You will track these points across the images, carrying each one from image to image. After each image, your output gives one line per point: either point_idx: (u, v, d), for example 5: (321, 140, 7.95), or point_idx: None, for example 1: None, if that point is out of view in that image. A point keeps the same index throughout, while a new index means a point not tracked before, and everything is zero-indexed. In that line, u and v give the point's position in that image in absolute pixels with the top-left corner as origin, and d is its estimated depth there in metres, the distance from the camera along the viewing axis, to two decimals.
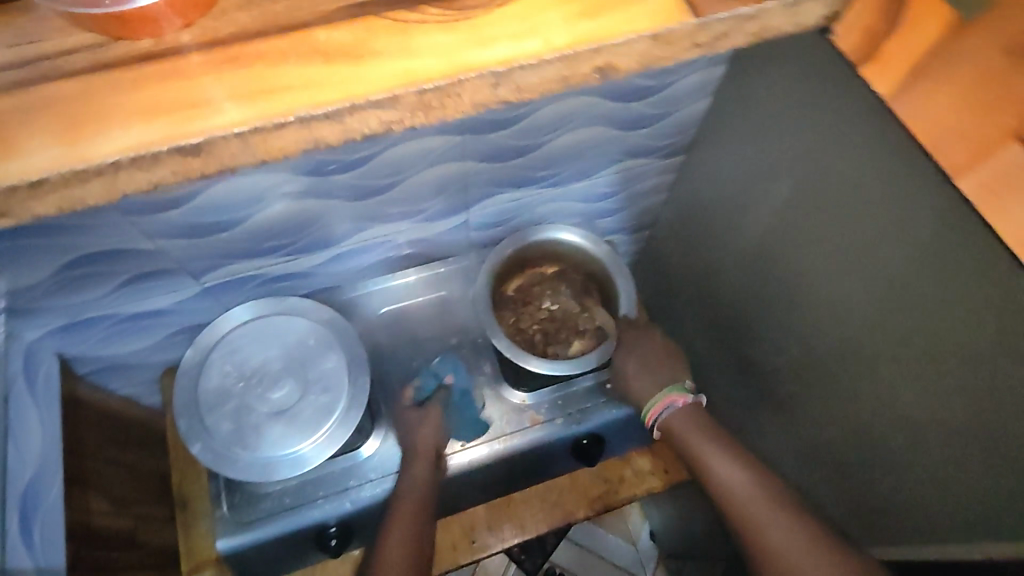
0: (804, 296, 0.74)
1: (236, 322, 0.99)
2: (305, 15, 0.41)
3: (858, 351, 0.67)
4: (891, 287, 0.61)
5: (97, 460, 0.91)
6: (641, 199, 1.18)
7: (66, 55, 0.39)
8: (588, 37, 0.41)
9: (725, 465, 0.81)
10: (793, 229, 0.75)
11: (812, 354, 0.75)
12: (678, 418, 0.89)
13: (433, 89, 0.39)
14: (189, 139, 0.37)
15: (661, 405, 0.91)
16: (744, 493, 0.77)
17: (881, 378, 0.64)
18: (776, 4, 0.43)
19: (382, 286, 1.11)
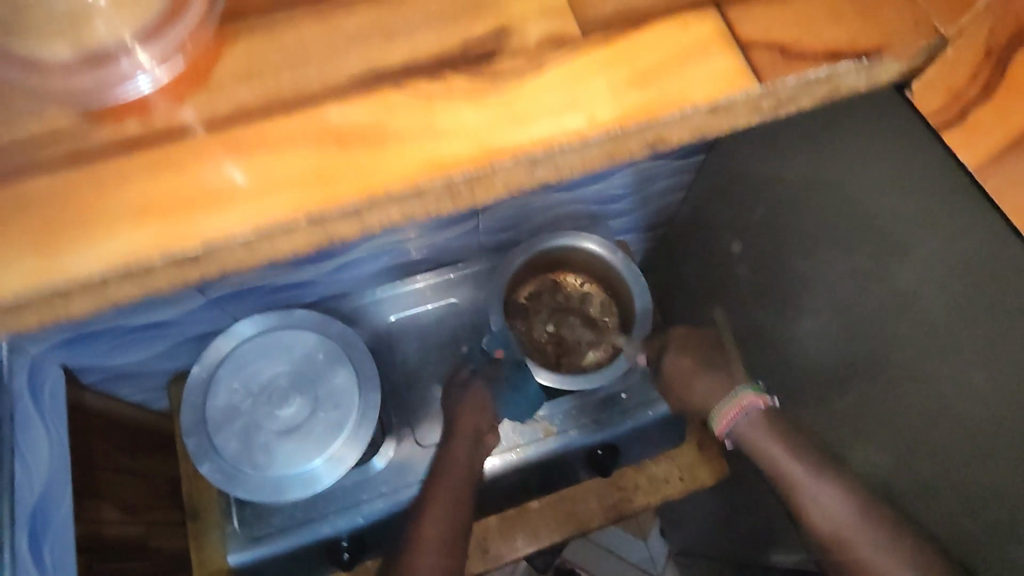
0: (808, 339, 0.60)
1: (239, 338, 0.85)
2: (315, 88, 0.35)
3: (848, 392, 0.55)
4: (911, 334, 0.47)
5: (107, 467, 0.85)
6: (659, 198, 0.98)
7: (43, 143, 0.34)
8: (637, 111, 0.36)
9: (808, 476, 0.57)
10: (796, 251, 0.60)
11: (824, 404, 0.60)
12: (752, 428, 0.61)
13: (462, 180, 0.35)
14: (188, 249, 0.32)
15: (732, 411, 0.62)
16: (843, 519, 0.54)
17: (892, 445, 0.50)
18: (851, 65, 0.38)
19: (391, 292, 0.95)
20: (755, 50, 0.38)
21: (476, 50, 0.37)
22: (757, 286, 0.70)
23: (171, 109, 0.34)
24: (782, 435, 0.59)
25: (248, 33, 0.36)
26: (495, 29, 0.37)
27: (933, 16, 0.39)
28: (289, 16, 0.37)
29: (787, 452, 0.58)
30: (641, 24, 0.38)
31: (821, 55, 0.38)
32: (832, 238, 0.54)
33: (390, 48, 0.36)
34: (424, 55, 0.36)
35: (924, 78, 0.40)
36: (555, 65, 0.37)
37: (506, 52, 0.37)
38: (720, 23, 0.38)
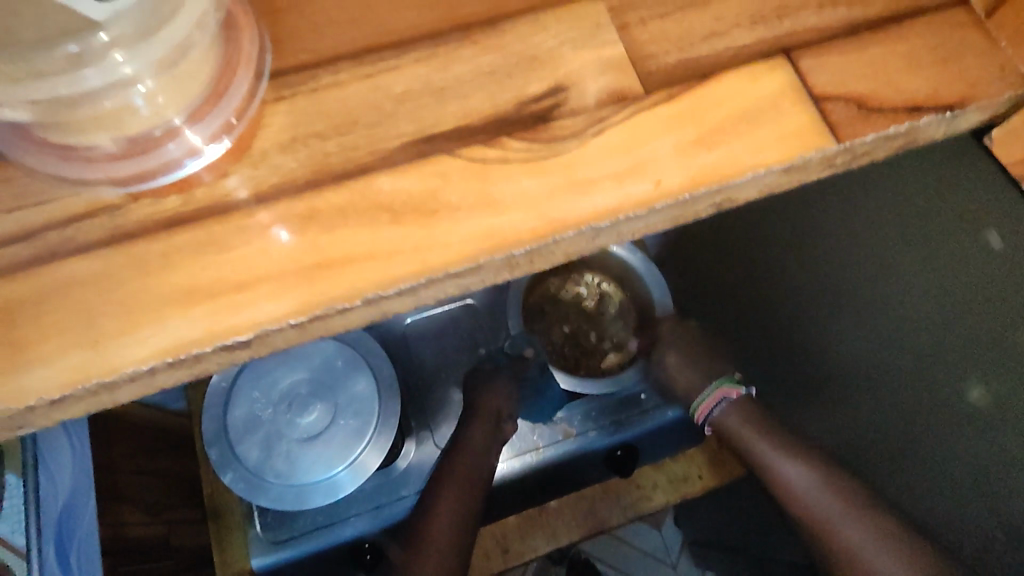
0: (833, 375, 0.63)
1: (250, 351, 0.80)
2: (363, 155, 0.33)
3: (885, 414, 0.57)
4: (944, 365, 0.50)
5: (132, 471, 0.82)
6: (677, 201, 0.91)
7: (83, 222, 0.32)
8: (707, 174, 0.34)
9: (781, 457, 0.68)
10: (792, 288, 0.67)
11: (830, 418, 0.67)
12: (733, 415, 0.74)
13: (523, 253, 0.33)
14: (236, 335, 0.30)
15: (706, 404, 0.76)
16: (814, 494, 0.64)
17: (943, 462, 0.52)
18: (933, 119, 0.35)
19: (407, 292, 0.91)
20: (830, 103, 0.35)
21: (532, 110, 0.35)
22: (751, 315, 0.77)
23: (216, 183, 0.33)
24: (755, 420, 0.73)
25: (291, 96, 0.34)
26: (550, 86, 0.35)
27: (1018, 61, 0.37)
28: (334, 76, 0.35)
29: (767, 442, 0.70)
30: (706, 77, 0.36)
31: (900, 107, 0.35)
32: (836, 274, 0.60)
33: (442, 109, 0.34)
34: (478, 116, 0.35)
35: (1007, 126, 0.38)
36: (619, 125, 0.34)
37: (564, 112, 0.35)
38: (791, 73, 0.36)
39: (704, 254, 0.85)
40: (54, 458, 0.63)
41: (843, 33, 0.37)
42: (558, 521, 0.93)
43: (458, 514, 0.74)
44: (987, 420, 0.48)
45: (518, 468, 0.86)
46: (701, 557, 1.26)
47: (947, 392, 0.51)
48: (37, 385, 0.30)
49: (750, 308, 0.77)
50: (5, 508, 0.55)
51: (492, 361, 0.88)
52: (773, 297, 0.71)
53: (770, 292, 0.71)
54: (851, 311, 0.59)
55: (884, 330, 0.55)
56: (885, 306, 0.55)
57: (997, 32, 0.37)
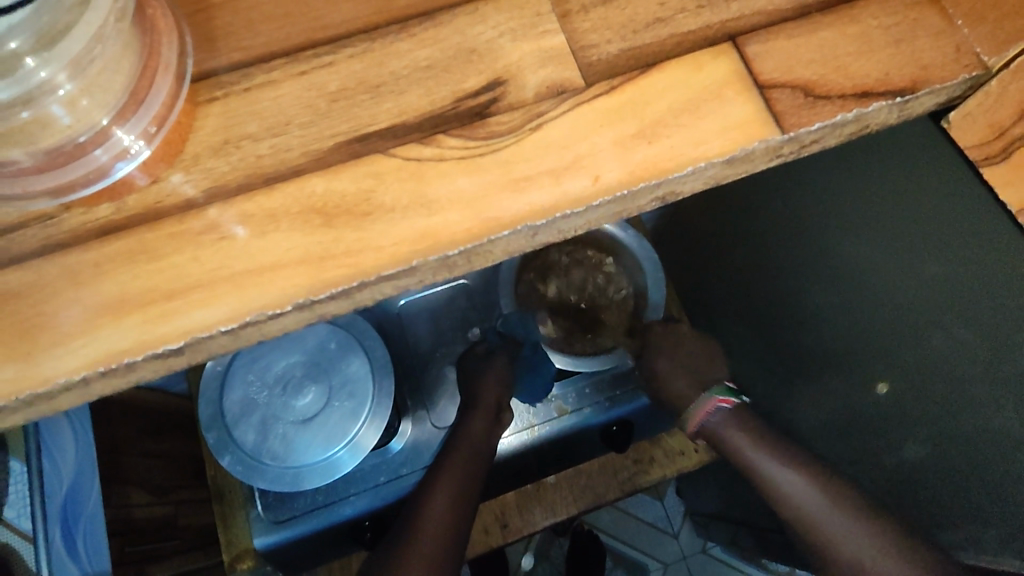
0: (822, 341, 0.62)
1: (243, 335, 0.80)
2: (298, 157, 0.33)
3: (866, 379, 0.56)
4: (909, 327, 0.50)
5: (135, 455, 0.83)
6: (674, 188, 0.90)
7: (16, 231, 0.32)
8: (646, 169, 0.33)
9: (780, 467, 0.64)
10: (801, 266, 0.64)
11: (813, 394, 0.65)
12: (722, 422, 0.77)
13: (458, 254, 0.32)
14: (168, 344, 0.30)
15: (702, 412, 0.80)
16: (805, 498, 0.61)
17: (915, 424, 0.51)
18: (884, 105, 0.34)
19: None
20: (776, 90, 0.34)
21: (469, 106, 0.34)
22: (762, 294, 0.74)
23: (151, 188, 0.32)
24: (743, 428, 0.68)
25: (223, 96, 0.34)
26: (488, 80, 0.34)
27: (974, 42, 0.35)
28: (267, 75, 0.34)
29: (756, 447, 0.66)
30: (650, 66, 0.35)
31: (848, 93, 0.34)
32: (838, 251, 0.57)
33: (377, 107, 0.34)
34: (414, 113, 0.34)
35: (963, 109, 0.37)
36: (558, 120, 0.34)
37: (502, 106, 0.34)
38: (737, 61, 0.35)
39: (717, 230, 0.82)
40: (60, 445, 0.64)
41: (793, 16, 0.36)
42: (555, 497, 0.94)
43: (456, 489, 0.74)
44: (973, 398, 0.45)
45: (516, 445, 0.85)
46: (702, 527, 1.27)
47: (936, 372, 0.48)
48: None
49: (762, 284, 0.73)
50: (10, 494, 0.57)
51: (485, 342, 0.90)
52: (789, 272, 0.67)
53: (788, 269, 0.67)
54: (856, 286, 0.56)
55: (877, 307, 0.53)
56: (878, 282, 0.52)
57: (955, 10, 0.36)
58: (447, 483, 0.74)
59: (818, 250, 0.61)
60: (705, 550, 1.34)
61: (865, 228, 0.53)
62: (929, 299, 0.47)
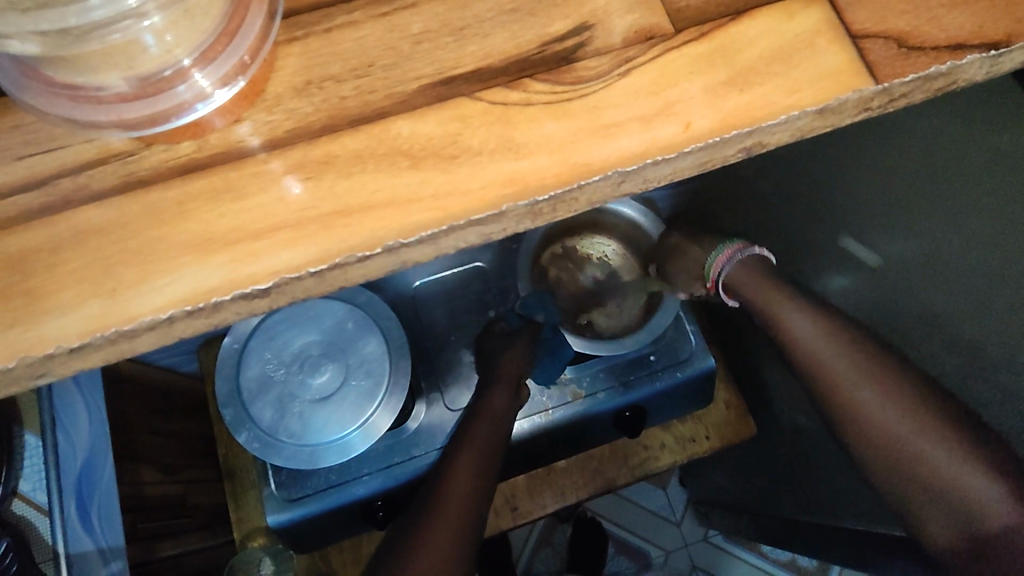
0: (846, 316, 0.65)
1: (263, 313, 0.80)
2: (381, 99, 0.32)
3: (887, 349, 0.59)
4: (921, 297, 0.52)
5: (146, 434, 0.83)
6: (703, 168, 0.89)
7: (96, 168, 0.31)
8: (738, 116, 0.32)
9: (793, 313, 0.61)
10: (823, 245, 0.67)
11: None
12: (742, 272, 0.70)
13: (547, 200, 0.31)
14: (257, 284, 0.30)
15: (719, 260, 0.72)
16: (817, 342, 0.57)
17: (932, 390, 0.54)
18: (979, 56, 0.33)
19: None
20: (869, 41, 0.34)
21: (556, 50, 0.33)
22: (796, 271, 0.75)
23: (231, 128, 0.32)
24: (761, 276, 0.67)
25: (305, 36, 0.33)
26: (576, 25, 0.34)
27: None
28: (349, 15, 0.33)
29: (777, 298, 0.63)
30: (740, 13, 0.34)
31: (942, 46, 0.34)
32: (854, 227, 0.60)
33: (462, 50, 0.33)
34: (499, 57, 0.33)
35: None
36: (648, 66, 0.33)
37: (589, 51, 0.33)
38: (829, 10, 0.34)
39: (747, 209, 0.82)
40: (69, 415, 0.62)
41: None
42: (564, 481, 0.94)
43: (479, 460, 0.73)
44: (983, 362, 0.48)
45: (528, 429, 0.84)
46: (707, 515, 1.27)
47: (949, 337, 0.51)
48: (55, 334, 0.29)
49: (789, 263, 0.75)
50: (24, 468, 0.55)
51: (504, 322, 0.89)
52: (814, 249, 0.69)
53: (812, 245, 0.69)
54: (872, 262, 0.58)
55: (890, 276, 0.56)
56: (891, 254, 0.55)
57: None
58: (466, 460, 0.73)
59: (833, 228, 0.64)
60: (707, 539, 1.33)
61: (877, 207, 0.56)
62: (940, 268, 0.50)
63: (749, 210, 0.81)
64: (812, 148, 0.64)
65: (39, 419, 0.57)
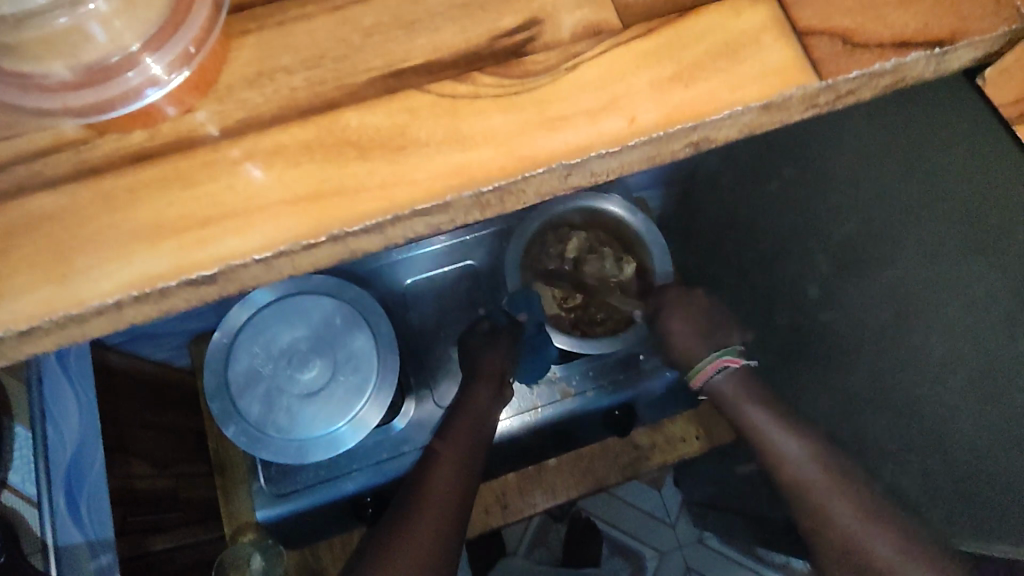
0: (824, 312, 0.66)
1: (254, 306, 0.79)
2: (330, 91, 0.33)
3: (864, 350, 0.60)
4: (904, 302, 0.53)
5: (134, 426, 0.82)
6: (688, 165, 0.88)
7: (49, 156, 0.32)
8: (682, 111, 0.33)
9: (784, 436, 0.67)
10: (813, 245, 0.66)
11: (826, 373, 0.67)
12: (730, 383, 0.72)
13: (493, 191, 0.32)
14: (203, 270, 0.30)
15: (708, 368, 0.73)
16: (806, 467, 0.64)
17: (904, 399, 0.55)
18: (922, 54, 0.34)
19: (409, 254, 0.87)
20: (814, 38, 0.34)
21: (505, 45, 0.34)
22: (780, 272, 0.73)
23: (182, 118, 0.32)
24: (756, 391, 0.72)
25: (258, 29, 0.33)
26: (525, 20, 0.34)
27: None
28: (301, 9, 0.34)
29: (766, 414, 0.70)
30: (687, 10, 0.34)
31: (887, 43, 0.34)
32: (848, 229, 0.59)
33: (412, 43, 0.33)
34: (449, 51, 0.34)
35: (1000, 65, 0.37)
36: (595, 61, 0.33)
37: (538, 46, 0.34)
38: (775, 7, 0.34)
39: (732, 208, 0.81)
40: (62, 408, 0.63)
41: None
42: (554, 478, 0.94)
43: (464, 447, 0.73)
44: (968, 377, 0.48)
45: (518, 427, 0.84)
46: (700, 516, 1.26)
47: (937, 345, 0.50)
48: (3, 317, 0.30)
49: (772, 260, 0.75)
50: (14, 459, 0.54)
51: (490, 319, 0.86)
52: (797, 247, 0.69)
53: (800, 245, 0.68)
54: (866, 263, 0.57)
55: (881, 279, 0.56)
56: (884, 257, 0.55)
57: None
58: (445, 467, 0.71)
59: (818, 224, 0.64)
60: (700, 540, 1.32)
61: (863, 204, 0.56)
62: (937, 278, 0.49)
63: (733, 212, 0.81)
64: (791, 143, 0.64)
65: (29, 413, 0.57)
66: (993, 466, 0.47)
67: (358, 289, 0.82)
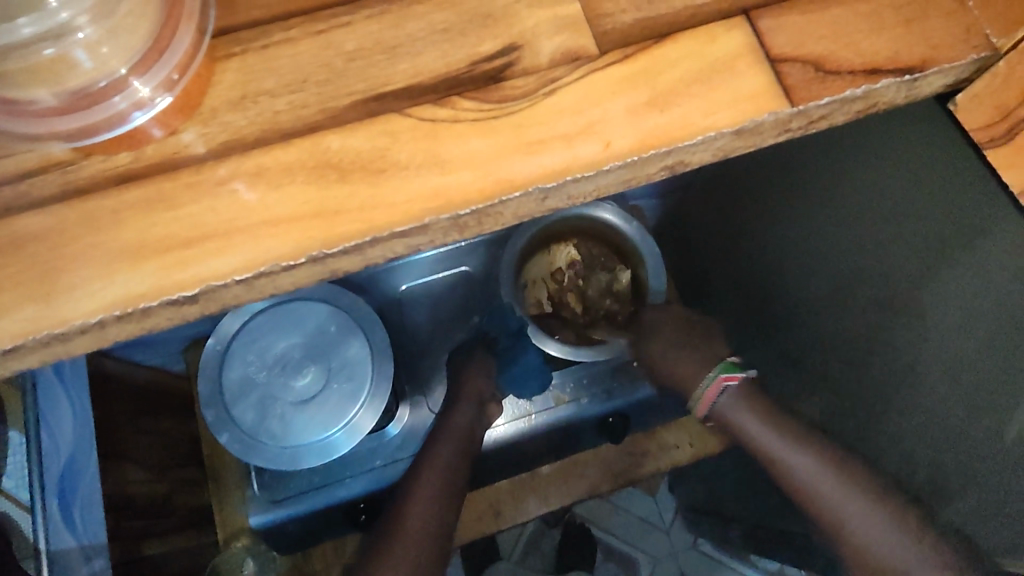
0: (797, 326, 0.65)
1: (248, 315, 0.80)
2: (312, 114, 0.33)
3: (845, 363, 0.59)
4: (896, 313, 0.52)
5: (129, 432, 0.82)
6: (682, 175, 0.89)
7: (35, 177, 0.32)
8: (656, 136, 0.33)
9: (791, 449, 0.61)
10: (789, 251, 0.65)
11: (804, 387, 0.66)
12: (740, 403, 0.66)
13: (470, 214, 0.33)
14: (185, 291, 0.31)
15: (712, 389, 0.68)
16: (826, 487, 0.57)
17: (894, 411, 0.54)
18: (893, 81, 0.34)
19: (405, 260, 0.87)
20: (786, 64, 0.35)
21: (485, 69, 0.35)
22: (754, 290, 0.73)
23: (167, 140, 0.33)
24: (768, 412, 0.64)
25: (242, 52, 0.34)
26: (504, 45, 0.35)
27: (982, 24, 0.36)
28: (285, 33, 0.34)
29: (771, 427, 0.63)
30: (663, 37, 0.35)
31: (858, 70, 0.35)
32: (833, 241, 0.58)
33: (393, 67, 0.34)
34: (430, 74, 0.34)
35: (971, 91, 0.38)
36: (573, 86, 0.34)
37: (517, 71, 0.35)
38: (749, 34, 0.35)
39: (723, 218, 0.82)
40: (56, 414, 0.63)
41: None
42: (545, 486, 0.94)
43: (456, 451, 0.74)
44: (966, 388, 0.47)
45: (512, 434, 0.84)
46: (694, 523, 1.26)
47: (926, 363, 0.50)
48: None
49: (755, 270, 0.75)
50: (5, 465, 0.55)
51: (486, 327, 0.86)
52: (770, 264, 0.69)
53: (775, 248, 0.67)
54: (851, 276, 0.56)
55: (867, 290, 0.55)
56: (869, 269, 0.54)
57: None
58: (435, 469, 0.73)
59: (793, 238, 0.64)
60: (694, 547, 1.32)
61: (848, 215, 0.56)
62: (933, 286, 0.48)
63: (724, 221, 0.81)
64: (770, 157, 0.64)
65: (23, 419, 0.58)
66: (983, 483, 0.47)
67: (353, 297, 0.82)
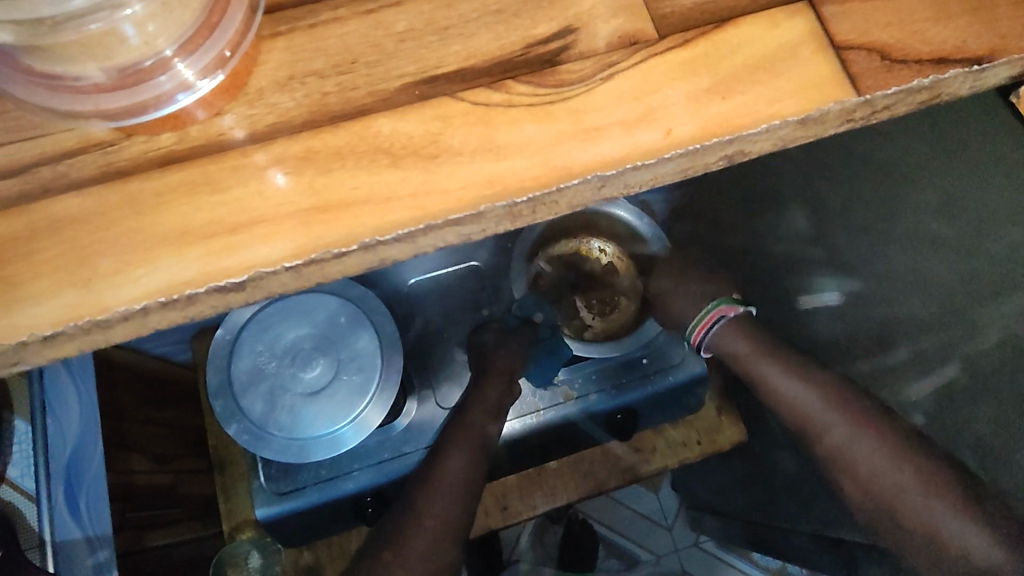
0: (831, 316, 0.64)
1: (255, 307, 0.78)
2: (362, 97, 0.32)
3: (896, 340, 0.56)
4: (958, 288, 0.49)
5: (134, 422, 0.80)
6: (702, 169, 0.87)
7: (75, 158, 0.31)
8: (718, 124, 0.32)
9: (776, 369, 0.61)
10: (820, 247, 0.64)
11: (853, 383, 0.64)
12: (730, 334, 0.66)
13: (526, 202, 0.31)
14: (232, 277, 0.30)
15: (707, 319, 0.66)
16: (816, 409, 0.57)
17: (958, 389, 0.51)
18: (961, 72, 0.33)
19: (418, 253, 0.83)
20: (852, 52, 0.34)
21: (539, 52, 0.33)
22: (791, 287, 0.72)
23: (211, 122, 0.32)
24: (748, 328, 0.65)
25: (289, 31, 0.33)
26: (560, 27, 0.34)
27: None
28: (334, 12, 0.33)
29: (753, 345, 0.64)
30: (724, 21, 0.34)
31: (925, 59, 0.33)
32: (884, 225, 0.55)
33: (445, 49, 0.33)
34: (483, 57, 0.33)
35: None
36: (629, 72, 0.33)
37: (572, 55, 0.33)
38: (813, 20, 0.34)
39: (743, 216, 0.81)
40: (61, 402, 0.61)
41: None
42: (558, 481, 0.93)
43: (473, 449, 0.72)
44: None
45: (518, 429, 0.80)
46: (697, 521, 1.26)
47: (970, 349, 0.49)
48: (27, 323, 0.29)
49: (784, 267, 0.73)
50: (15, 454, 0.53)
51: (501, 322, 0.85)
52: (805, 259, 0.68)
53: (800, 253, 0.69)
54: (890, 264, 0.55)
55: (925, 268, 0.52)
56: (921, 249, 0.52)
57: None
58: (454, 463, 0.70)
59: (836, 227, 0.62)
60: (696, 544, 1.31)
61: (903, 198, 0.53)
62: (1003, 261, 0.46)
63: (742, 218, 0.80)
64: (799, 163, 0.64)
65: (29, 404, 0.56)
66: None
67: (363, 290, 0.81)
